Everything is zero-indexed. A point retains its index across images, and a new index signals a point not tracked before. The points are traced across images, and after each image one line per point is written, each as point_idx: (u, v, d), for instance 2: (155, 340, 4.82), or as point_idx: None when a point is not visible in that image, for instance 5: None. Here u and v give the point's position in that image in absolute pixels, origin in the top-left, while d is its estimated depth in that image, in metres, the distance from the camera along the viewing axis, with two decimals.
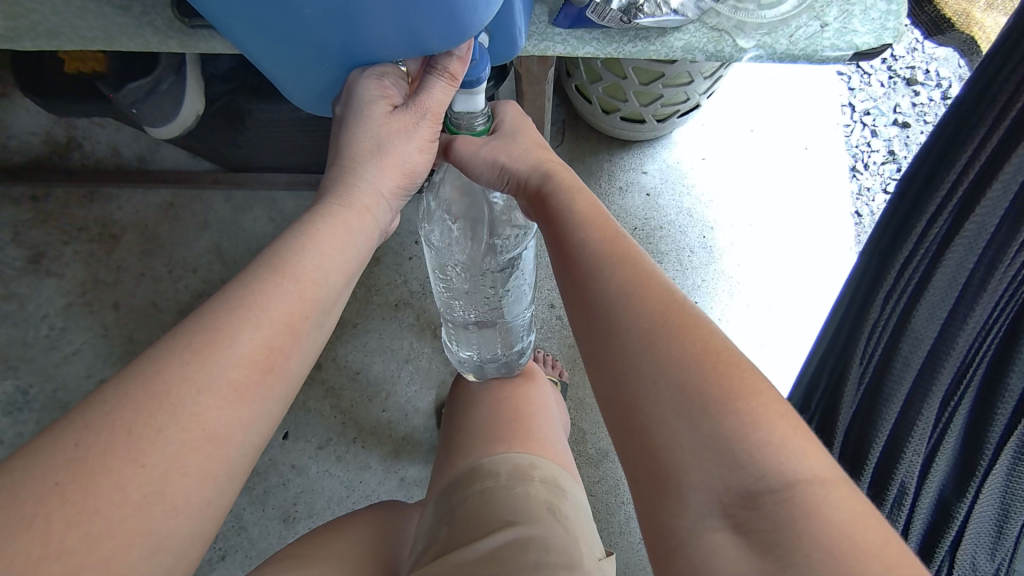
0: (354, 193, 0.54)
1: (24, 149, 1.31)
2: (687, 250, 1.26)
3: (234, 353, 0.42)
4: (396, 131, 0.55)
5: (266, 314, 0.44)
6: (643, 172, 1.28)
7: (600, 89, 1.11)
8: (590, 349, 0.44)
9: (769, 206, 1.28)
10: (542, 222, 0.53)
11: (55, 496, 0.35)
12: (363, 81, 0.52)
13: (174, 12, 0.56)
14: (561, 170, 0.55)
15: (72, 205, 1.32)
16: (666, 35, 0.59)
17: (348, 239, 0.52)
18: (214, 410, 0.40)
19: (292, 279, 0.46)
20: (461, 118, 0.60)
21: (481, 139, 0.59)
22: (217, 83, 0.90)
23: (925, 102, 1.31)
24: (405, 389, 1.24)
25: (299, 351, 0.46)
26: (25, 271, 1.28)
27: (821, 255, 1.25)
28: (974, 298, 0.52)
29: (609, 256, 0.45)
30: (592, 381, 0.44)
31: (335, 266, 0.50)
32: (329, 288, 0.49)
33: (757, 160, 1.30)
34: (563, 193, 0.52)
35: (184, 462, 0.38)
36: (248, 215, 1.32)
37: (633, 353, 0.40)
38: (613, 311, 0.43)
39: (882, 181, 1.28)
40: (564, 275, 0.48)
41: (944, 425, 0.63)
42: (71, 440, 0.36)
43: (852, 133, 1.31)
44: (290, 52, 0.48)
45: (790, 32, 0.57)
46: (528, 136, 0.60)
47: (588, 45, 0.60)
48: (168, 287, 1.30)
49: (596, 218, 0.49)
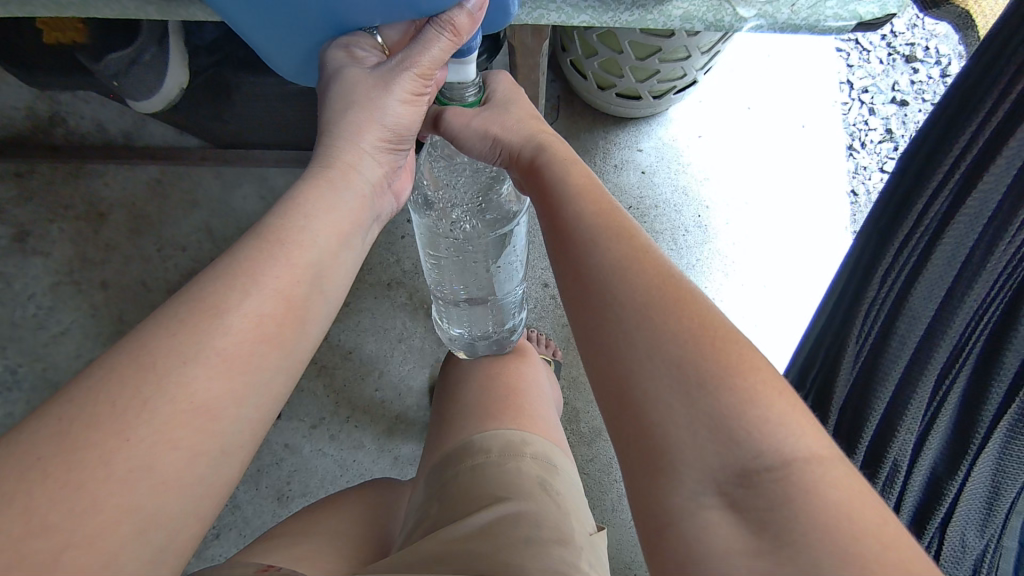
0: (334, 158, 0.52)
1: (6, 125, 1.28)
2: (682, 229, 1.25)
3: (230, 323, 0.41)
4: (394, 94, 0.52)
5: (260, 281, 0.44)
6: (638, 150, 1.27)
7: (596, 64, 1.09)
8: (583, 326, 0.43)
9: (765, 184, 1.26)
10: (534, 195, 0.52)
11: (11, 472, 0.34)
12: (332, 54, 0.51)
13: None
14: (554, 141, 0.54)
15: (57, 182, 1.29)
16: (665, 3, 0.56)
17: (337, 205, 0.51)
18: (200, 381, 0.39)
19: (280, 242, 0.46)
20: (453, 90, 0.59)
21: (472, 111, 0.58)
22: (201, 56, 0.85)
23: (924, 80, 1.29)
24: (398, 368, 1.24)
25: (299, 323, 0.45)
26: (11, 249, 1.27)
27: (816, 234, 1.24)
28: (973, 277, 0.52)
29: (605, 231, 0.44)
30: (584, 358, 0.43)
31: (328, 231, 0.49)
32: (327, 259, 0.49)
33: (752, 139, 1.28)
34: (557, 165, 0.51)
35: (169, 437, 0.38)
36: (237, 193, 1.31)
37: (629, 328, 0.39)
38: (605, 287, 0.42)
39: (879, 159, 1.27)
40: (557, 250, 0.47)
41: (938, 404, 0.63)
42: (57, 416, 0.36)
43: (850, 111, 1.30)
44: (275, 17, 0.47)
45: (793, 0, 0.55)
46: (522, 108, 0.58)
47: (583, 13, 0.58)
48: (157, 266, 1.28)
49: (591, 192, 0.48)
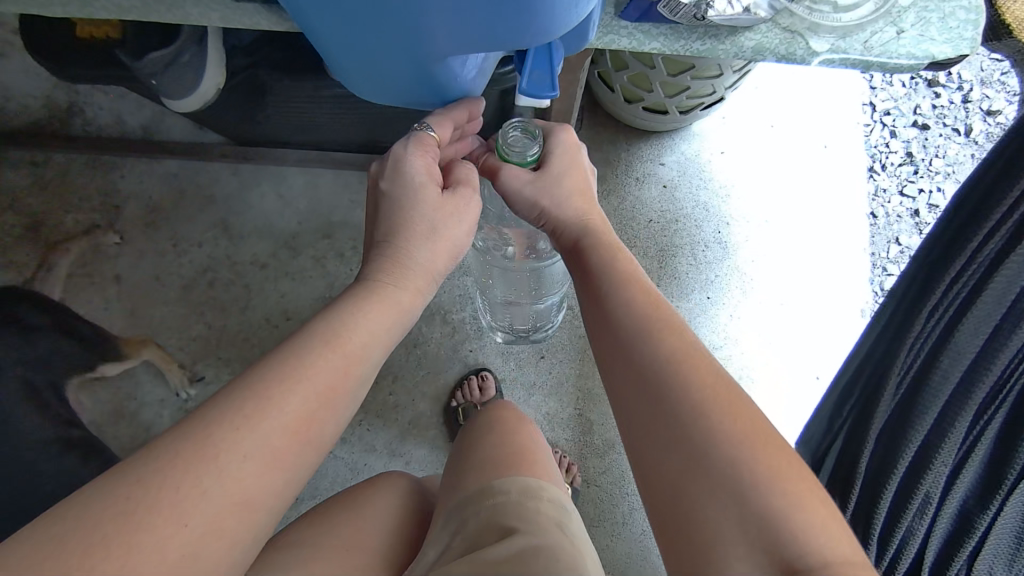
0: (404, 277, 0.59)
1: (24, 114, 1.29)
2: (702, 245, 1.25)
3: (279, 421, 0.46)
4: (463, 223, 0.63)
5: (312, 384, 0.48)
6: (661, 163, 1.27)
7: (625, 78, 1.09)
8: (636, 409, 0.48)
9: (787, 202, 1.27)
10: (585, 287, 0.60)
11: (98, 540, 0.38)
12: (414, 163, 0.60)
13: None
14: (598, 226, 0.64)
15: (73, 173, 1.30)
16: (737, 34, 0.56)
17: (397, 316, 0.57)
18: (250, 476, 0.44)
19: (340, 353, 0.51)
20: (513, 148, 0.64)
21: (528, 173, 0.63)
22: (237, 57, 0.83)
23: (946, 104, 1.30)
24: (412, 373, 1.23)
25: (335, 407, 0.50)
26: (24, 240, 1.27)
27: (835, 256, 1.25)
28: (1020, 319, 0.52)
29: (655, 326, 0.52)
30: (629, 436, 0.48)
31: (380, 346, 0.55)
32: (372, 354, 0.54)
33: (773, 158, 1.28)
34: (607, 260, 0.59)
35: (219, 526, 0.42)
36: (255, 191, 1.29)
37: (686, 420, 0.44)
38: (661, 372, 0.48)
39: (898, 183, 1.27)
40: (603, 328, 0.55)
41: (972, 442, 0.62)
42: (115, 488, 0.40)
43: (872, 133, 1.30)
44: (358, 44, 0.46)
45: (865, 37, 0.56)
46: (574, 181, 0.65)
47: (655, 40, 0.57)
48: (172, 263, 1.28)
49: (640, 286, 0.56)
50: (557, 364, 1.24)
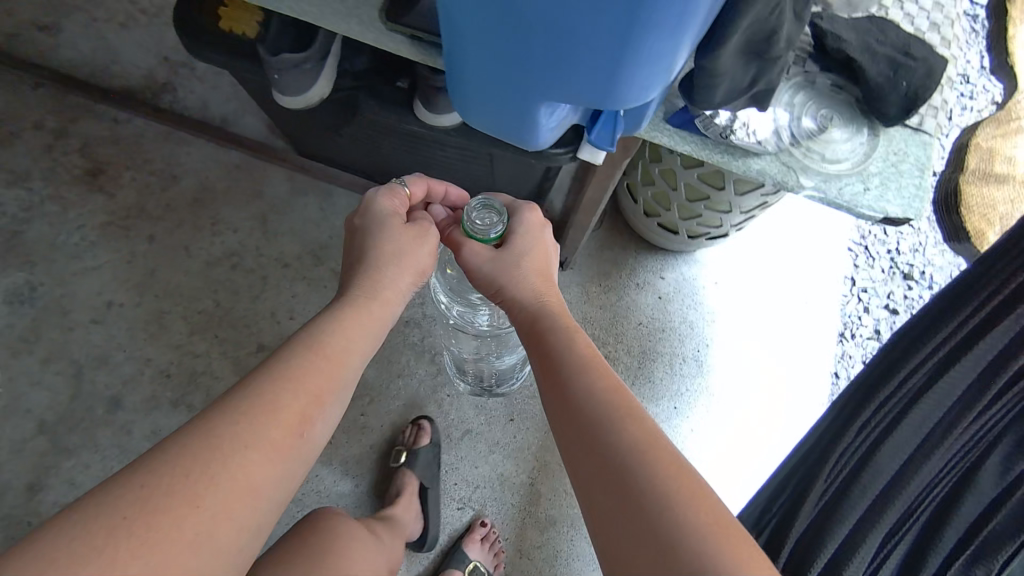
0: (376, 295, 0.72)
1: (124, 79, 1.44)
2: (681, 358, 1.36)
3: (278, 415, 0.58)
4: (423, 249, 0.76)
5: (302, 384, 0.61)
6: (661, 277, 1.41)
7: (649, 193, 1.26)
8: (606, 499, 0.55)
9: (764, 341, 1.40)
10: (548, 376, 0.68)
11: (123, 526, 0.46)
12: (381, 203, 0.77)
13: (382, 13, 0.60)
14: (558, 311, 0.75)
15: (146, 138, 1.43)
16: (748, 157, 0.71)
17: (367, 326, 0.70)
18: (255, 464, 0.54)
19: (324, 358, 0.65)
20: (479, 224, 0.76)
21: (488, 249, 0.76)
22: (344, 79, 0.98)
23: (914, 297, 1.47)
24: (389, 401, 1.29)
25: (322, 405, 0.62)
26: (81, 181, 1.38)
27: (796, 400, 1.36)
28: (948, 430, 0.63)
29: (617, 414, 0.61)
30: (597, 519, 0.56)
31: (358, 361, 0.68)
32: (351, 365, 0.67)
33: (758, 303, 1.42)
34: (567, 348, 0.69)
35: (230, 509, 0.51)
36: (300, 199, 1.41)
37: (651, 511, 0.52)
38: (626, 455, 0.57)
39: (864, 353, 1.41)
40: (569, 417, 0.63)
41: (886, 553, 0.67)
42: (140, 480, 0.49)
43: (848, 303, 1.45)
44: (478, 81, 0.56)
45: (840, 185, 0.69)
46: (531, 262, 0.77)
47: (687, 144, 0.70)
48: (205, 239, 1.37)
49: (599, 372, 0.66)
50: (523, 431, 1.29)
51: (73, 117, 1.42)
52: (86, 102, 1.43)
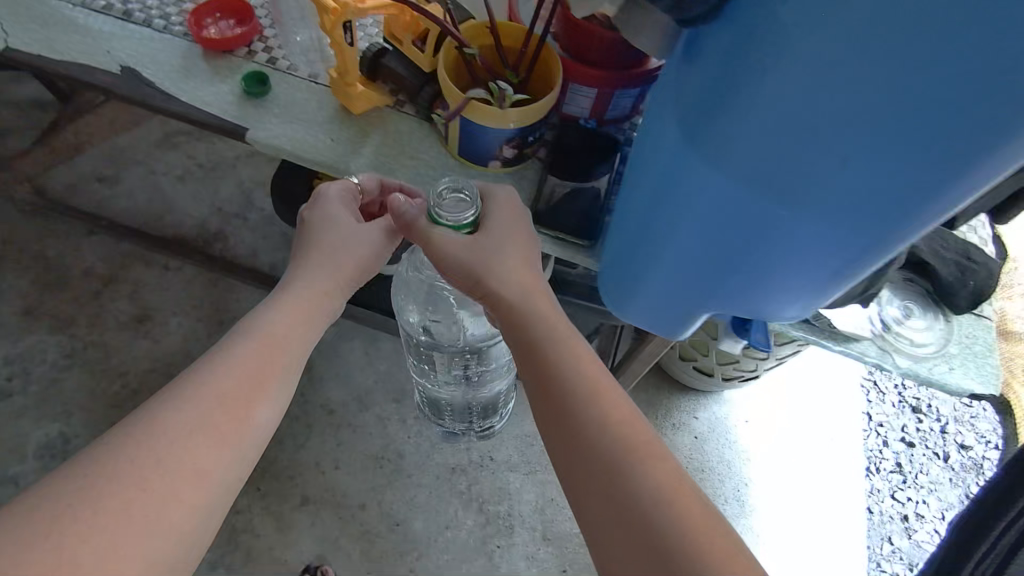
0: (316, 282, 0.67)
1: (177, 228, 1.50)
2: (722, 499, 1.40)
3: (218, 399, 0.58)
4: (367, 231, 0.70)
5: (239, 366, 0.60)
6: (695, 417, 1.48)
7: (686, 340, 1.34)
8: (606, 515, 0.55)
9: (797, 479, 1.44)
10: (540, 382, 0.62)
11: (69, 516, 0.49)
12: (331, 194, 0.69)
13: (527, 214, 0.69)
14: (545, 300, 0.66)
15: (195, 284, 1.46)
16: (849, 340, 0.78)
17: (313, 309, 0.66)
18: (199, 448, 0.55)
19: (264, 340, 0.62)
20: (448, 212, 0.64)
21: (460, 238, 0.64)
22: None
23: (926, 430, 1.56)
24: (438, 555, 1.26)
25: (265, 384, 0.61)
26: (127, 327, 1.39)
27: (836, 538, 1.38)
28: None
29: (626, 434, 0.58)
30: (603, 540, 0.55)
31: (304, 337, 0.66)
32: (299, 344, 0.65)
33: (787, 440, 1.48)
34: (559, 352, 0.62)
35: (176, 492, 0.53)
36: (346, 344, 1.43)
37: (670, 545, 0.52)
38: (638, 486, 0.55)
39: (890, 487, 1.47)
40: (562, 427, 0.60)
41: None
42: (85, 469, 0.51)
43: (868, 438, 1.52)
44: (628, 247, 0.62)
45: (931, 368, 0.77)
46: (513, 247, 0.66)
47: (798, 330, 0.77)
48: None
49: (592, 381, 0.61)
50: None
51: (123, 264, 1.45)
52: (137, 251, 1.47)
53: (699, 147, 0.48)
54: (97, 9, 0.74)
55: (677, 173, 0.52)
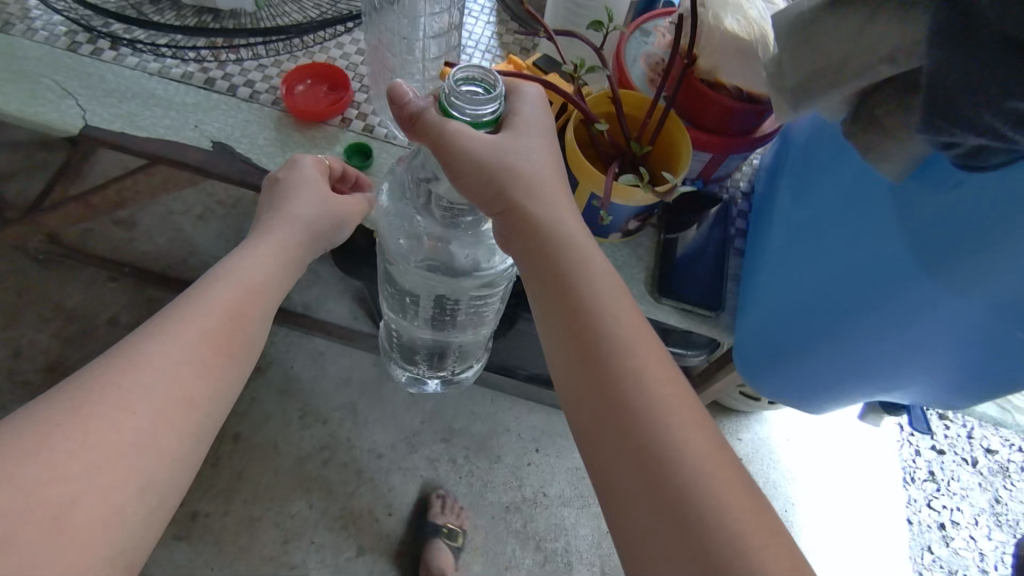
0: (276, 228, 0.61)
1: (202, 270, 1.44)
2: None
3: (203, 329, 0.52)
4: (309, 186, 0.63)
5: (218, 297, 0.54)
6: (738, 439, 1.50)
7: None
8: (595, 421, 0.48)
9: (838, 495, 1.46)
10: (554, 297, 0.53)
11: (58, 433, 0.43)
12: (303, 165, 0.63)
13: (650, 288, 0.67)
14: (561, 203, 0.55)
15: None
16: None
17: (278, 248, 0.60)
18: (186, 376, 0.50)
19: (241, 276, 0.57)
20: (463, 103, 0.50)
21: (481, 134, 0.52)
22: None
23: (954, 436, 1.60)
24: None
25: (248, 321, 0.55)
26: None
27: (880, 551, 1.41)
28: None
29: (630, 343, 0.50)
30: (590, 439, 0.49)
31: (280, 275, 0.60)
32: (276, 285, 0.59)
33: (827, 456, 1.51)
34: (580, 267, 0.53)
35: (164, 418, 0.48)
36: (389, 385, 1.39)
37: (651, 445, 0.46)
38: (653, 420, 0.46)
39: (926, 496, 1.50)
40: (566, 332, 0.52)
41: None
42: (66, 394, 0.46)
43: (902, 448, 1.55)
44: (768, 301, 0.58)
45: None
46: (536, 145, 0.55)
47: None
48: (294, 432, 1.32)
49: (614, 293, 0.52)
50: None
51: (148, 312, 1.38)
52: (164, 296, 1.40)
53: (941, 276, 0.43)
54: (177, 79, 0.70)
55: (890, 278, 0.47)
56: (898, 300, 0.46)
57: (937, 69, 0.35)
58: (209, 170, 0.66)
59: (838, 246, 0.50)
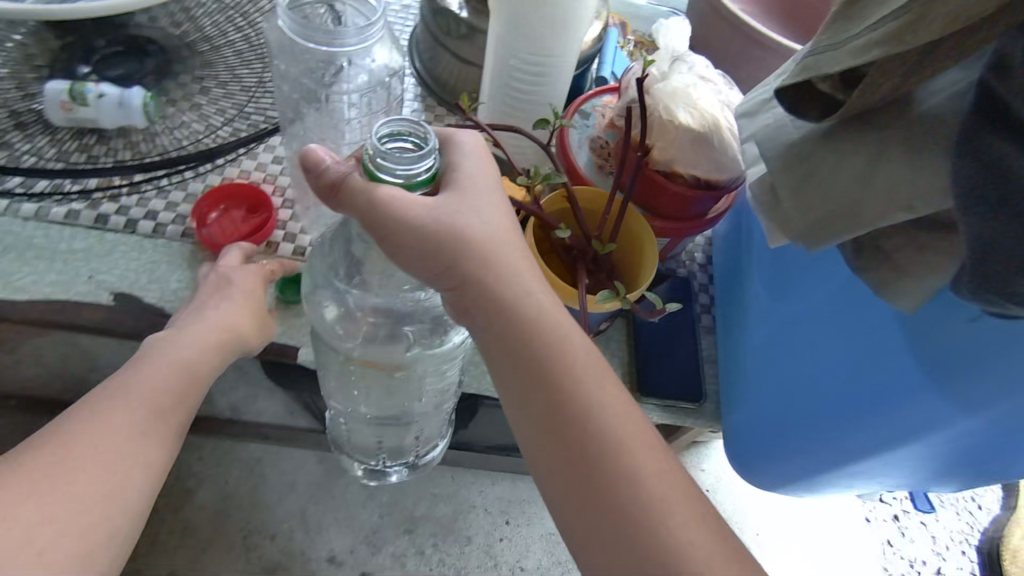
0: (192, 327, 0.55)
1: None
2: None
3: (113, 415, 0.50)
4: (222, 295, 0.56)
5: (135, 384, 0.52)
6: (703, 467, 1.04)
7: None
8: (569, 483, 0.45)
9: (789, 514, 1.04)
10: (527, 384, 0.47)
11: None
12: (231, 264, 0.58)
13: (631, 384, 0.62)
14: (521, 255, 0.48)
15: None
16: None
17: (199, 342, 0.55)
18: (109, 449, 0.49)
19: (159, 366, 0.53)
20: (393, 165, 0.41)
21: (418, 195, 0.44)
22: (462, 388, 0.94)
23: None
24: None
25: (171, 404, 0.53)
26: None
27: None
28: None
29: (605, 401, 0.46)
30: (564, 503, 0.46)
31: (207, 364, 0.55)
32: (207, 369, 0.55)
33: None
34: (555, 350, 0.46)
35: (76, 491, 0.47)
36: (340, 480, 1.17)
37: (628, 511, 0.43)
38: (627, 483, 0.44)
39: None
40: (538, 391, 0.46)
41: None
42: None
43: None
44: (772, 394, 0.54)
45: None
46: (487, 198, 0.48)
47: None
48: (236, 561, 1.09)
49: (585, 346, 0.47)
50: None
51: None
52: None
53: (952, 392, 0.41)
54: (60, 221, 0.60)
55: (898, 388, 0.44)
56: (895, 413, 0.44)
57: (983, 235, 0.30)
58: (111, 328, 0.57)
59: (834, 341, 0.48)
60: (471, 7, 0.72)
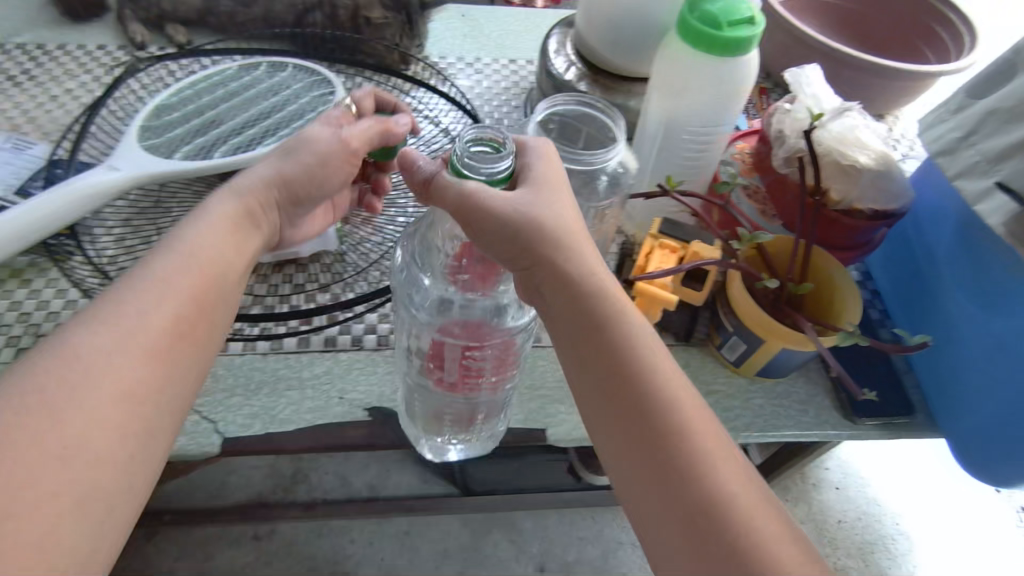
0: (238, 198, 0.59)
1: (247, 487, 1.26)
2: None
3: (147, 331, 0.48)
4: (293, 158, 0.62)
5: (161, 303, 0.50)
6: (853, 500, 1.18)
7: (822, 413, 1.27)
8: (621, 440, 0.45)
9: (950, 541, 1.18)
10: (585, 350, 0.48)
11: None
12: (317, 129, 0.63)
13: (841, 412, 0.66)
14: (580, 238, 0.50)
15: (299, 543, 1.18)
16: None
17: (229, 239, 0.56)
18: (132, 371, 0.46)
19: (190, 268, 0.52)
20: (481, 167, 0.44)
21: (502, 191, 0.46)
22: None
23: None
24: None
25: (188, 337, 0.50)
26: None
27: None
28: None
29: (657, 369, 0.46)
30: (614, 462, 0.46)
31: (227, 275, 0.55)
32: (224, 290, 0.54)
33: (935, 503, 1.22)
34: (617, 325, 0.47)
35: (100, 420, 0.44)
36: (487, 540, 1.21)
37: (680, 466, 0.43)
38: (677, 439, 0.44)
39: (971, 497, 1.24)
40: (595, 353, 0.47)
41: None
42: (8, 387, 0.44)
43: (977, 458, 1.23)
44: (1001, 392, 0.58)
45: None
46: (562, 197, 0.49)
47: None
48: None
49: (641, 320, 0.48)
50: None
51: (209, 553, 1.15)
52: (210, 532, 1.17)
53: None
54: (295, 350, 0.66)
55: None
56: None
57: None
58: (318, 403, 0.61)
59: None
60: (601, 86, 0.77)
